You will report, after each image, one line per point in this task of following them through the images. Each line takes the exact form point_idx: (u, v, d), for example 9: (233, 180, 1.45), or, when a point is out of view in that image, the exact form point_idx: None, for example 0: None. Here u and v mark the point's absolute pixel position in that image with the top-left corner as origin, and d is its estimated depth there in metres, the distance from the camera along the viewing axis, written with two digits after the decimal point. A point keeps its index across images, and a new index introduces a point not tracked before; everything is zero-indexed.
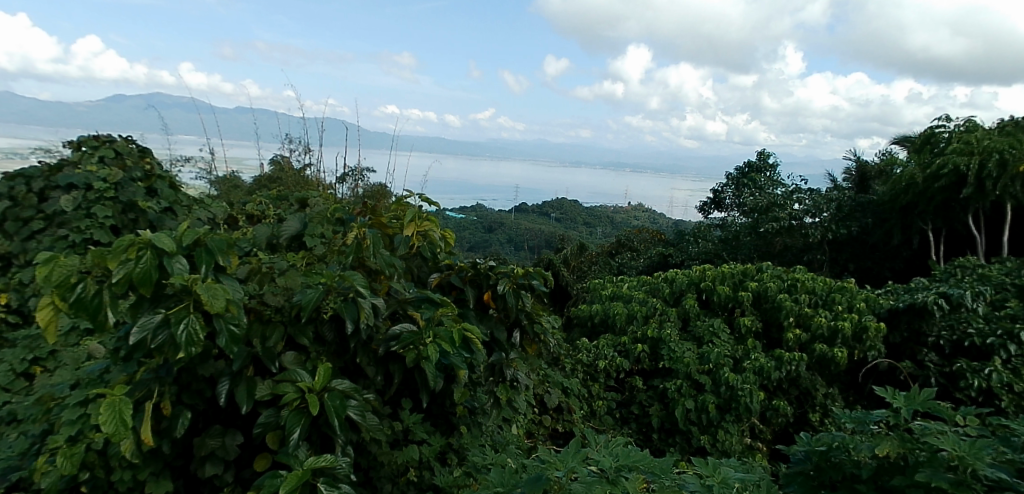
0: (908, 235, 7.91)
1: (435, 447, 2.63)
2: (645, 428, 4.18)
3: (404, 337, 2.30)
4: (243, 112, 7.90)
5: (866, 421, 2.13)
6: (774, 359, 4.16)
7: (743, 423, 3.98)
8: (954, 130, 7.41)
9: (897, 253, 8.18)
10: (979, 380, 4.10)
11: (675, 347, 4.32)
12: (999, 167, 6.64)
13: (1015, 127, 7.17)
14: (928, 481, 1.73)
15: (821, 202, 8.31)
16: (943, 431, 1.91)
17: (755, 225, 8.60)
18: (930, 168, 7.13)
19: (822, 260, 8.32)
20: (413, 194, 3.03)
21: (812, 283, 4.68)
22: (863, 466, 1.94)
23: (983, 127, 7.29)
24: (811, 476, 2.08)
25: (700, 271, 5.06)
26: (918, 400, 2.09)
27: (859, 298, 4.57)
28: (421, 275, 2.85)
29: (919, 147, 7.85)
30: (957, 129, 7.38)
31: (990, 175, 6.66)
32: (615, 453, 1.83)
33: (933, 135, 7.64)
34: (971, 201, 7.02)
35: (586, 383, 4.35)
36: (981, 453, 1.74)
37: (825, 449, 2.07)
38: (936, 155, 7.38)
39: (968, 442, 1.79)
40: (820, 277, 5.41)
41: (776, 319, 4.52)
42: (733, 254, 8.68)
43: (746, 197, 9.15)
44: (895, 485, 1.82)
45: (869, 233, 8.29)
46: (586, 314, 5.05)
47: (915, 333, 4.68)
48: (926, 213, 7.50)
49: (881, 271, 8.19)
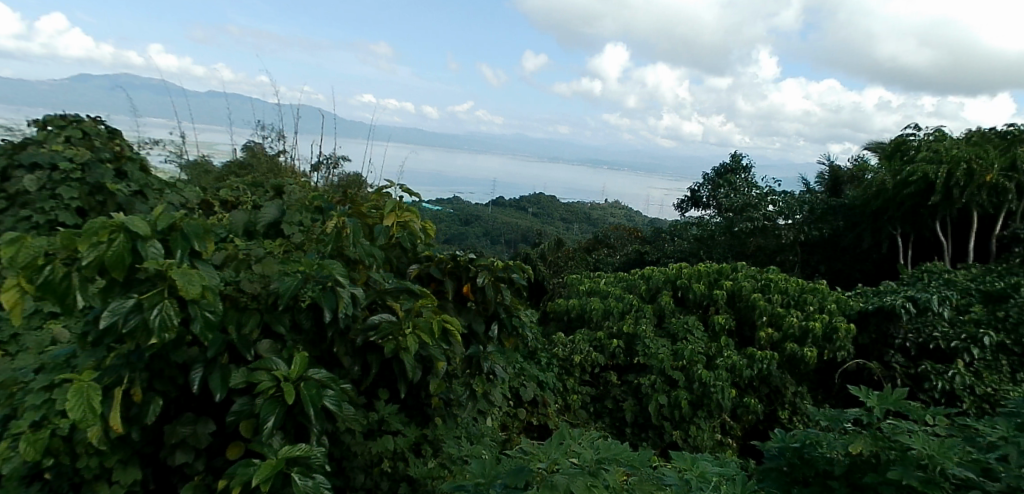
0: (878, 239, 8.08)
1: (410, 438, 2.59)
2: (618, 423, 4.22)
3: (383, 327, 2.27)
4: (216, 97, 7.80)
5: (840, 418, 2.28)
6: (747, 357, 4.22)
7: (714, 419, 4.05)
8: (923, 139, 7.62)
9: (867, 256, 8.35)
10: (943, 382, 4.23)
11: (650, 343, 4.35)
12: (967, 175, 6.82)
13: (980, 137, 7.38)
14: (900, 478, 1.95)
15: (794, 205, 8.62)
16: (911, 430, 2.13)
17: (730, 225, 8.76)
18: (900, 175, 7.30)
19: (794, 261, 8.44)
20: (394, 185, 3.01)
21: (785, 283, 4.75)
22: (836, 463, 2.16)
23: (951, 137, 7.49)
24: (785, 471, 2.30)
25: (676, 268, 5.10)
26: (891, 400, 2.22)
27: (830, 300, 4.66)
28: (400, 266, 2.82)
29: (890, 153, 8.03)
30: (927, 138, 7.58)
31: (958, 183, 6.83)
32: (596, 447, 1.89)
33: (904, 143, 7.83)
34: (938, 208, 7.16)
35: (561, 377, 4.38)
36: (949, 452, 1.96)
37: (799, 445, 2.30)
38: (906, 162, 7.56)
39: (938, 442, 2.02)
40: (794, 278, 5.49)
41: (749, 318, 4.59)
42: (709, 252, 8.75)
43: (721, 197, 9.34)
44: (868, 481, 2.04)
45: (840, 236, 8.45)
46: (562, 308, 5.07)
47: (882, 335, 4.79)
48: (895, 218, 7.68)
49: (851, 273, 8.34)
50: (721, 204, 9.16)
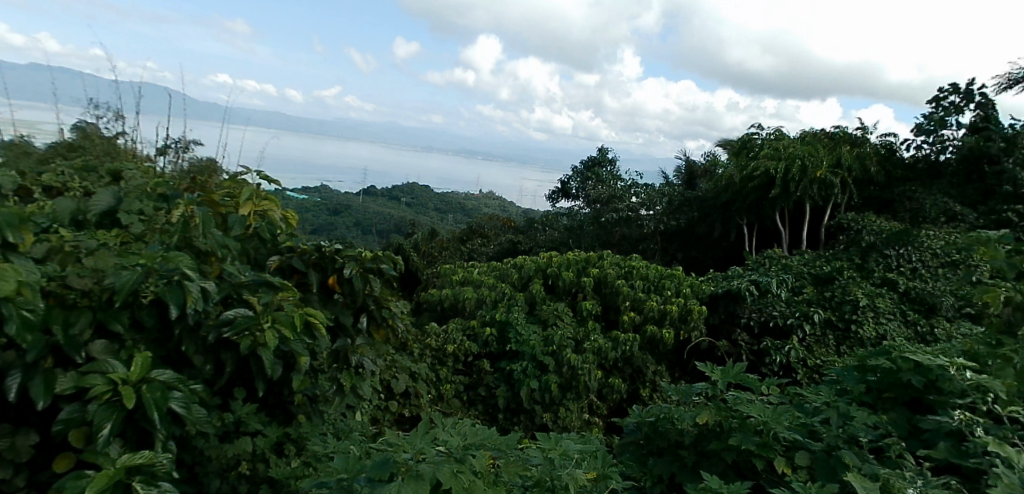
0: (727, 229, 8.76)
1: (271, 438, 2.47)
2: (491, 409, 4.30)
3: (238, 322, 2.14)
4: (38, 72, 6.99)
5: (689, 393, 2.50)
6: (611, 340, 4.46)
7: (581, 400, 4.23)
8: (765, 137, 8.42)
9: (717, 244, 9.00)
10: (781, 356, 4.69)
11: (522, 330, 4.46)
12: (801, 172, 7.68)
13: (812, 137, 8.29)
14: (739, 444, 2.20)
15: (654, 197, 9.25)
16: (749, 399, 2.38)
17: (597, 216, 9.45)
18: (747, 170, 8.03)
19: (654, 249, 8.99)
20: (251, 172, 2.85)
21: (646, 270, 5.07)
22: (686, 433, 2.36)
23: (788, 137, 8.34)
24: (642, 443, 2.51)
25: (547, 257, 5.28)
26: (731, 373, 2.43)
27: (685, 284, 5.03)
28: (258, 258, 2.68)
29: (738, 151, 8.76)
30: (768, 137, 8.39)
31: (794, 178, 7.64)
32: (462, 433, 1.93)
33: (750, 141, 8.59)
34: (778, 200, 7.86)
35: (434, 367, 4.37)
36: (780, 417, 2.22)
37: (654, 420, 2.49)
38: (751, 159, 8.29)
39: (770, 410, 2.29)
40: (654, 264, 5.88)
41: (614, 303, 4.84)
42: (578, 241, 9.28)
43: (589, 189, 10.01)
44: (713, 448, 2.26)
45: (695, 226, 9.08)
46: (436, 299, 5.06)
47: (731, 315, 5.29)
48: (742, 209, 8.38)
49: (704, 260, 8.97)
50: (590, 196, 9.81)
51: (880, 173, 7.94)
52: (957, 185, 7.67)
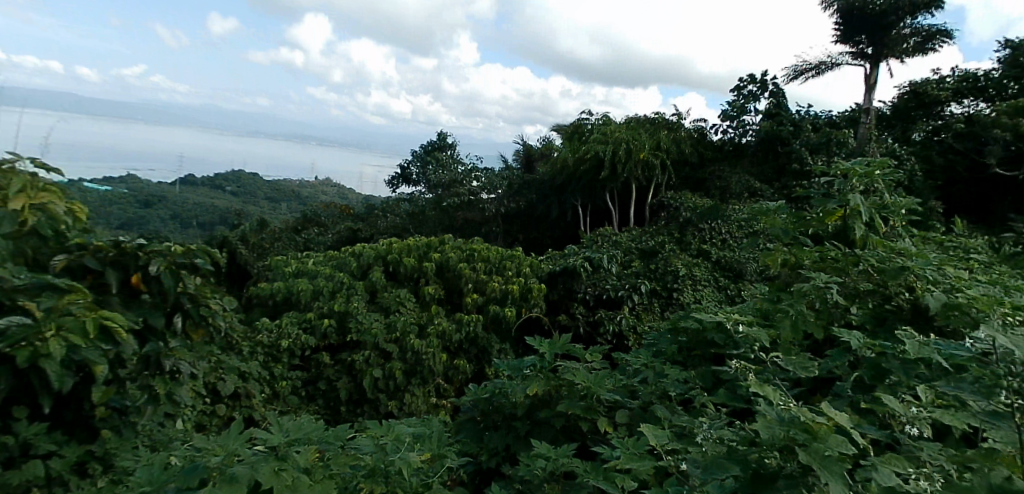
0: (563, 210, 9.26)
1: (70, 458, 2.23)
2: (332, 402, 4.24)
3: (11, 333, 1.87)
4: None
5: (520, 367, 2.61)
6: (455, 322, 4.53)
7: (427, 384, 4.27)
8: (595, 122, 8.96)
9: (555, 224, 9.47)
10: (614, 326, 5.06)
11: (363, 319, 4.39)
12: (627, 154, 8.25)
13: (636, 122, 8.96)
14: (565, 409, 2.39)
15: (495, 181, 9.67)
16: (577, 368, 2.55)
17: (439, 201, 9.69)
18: (578, 152, 8.58)
19: (496, 232, 9.37)
20: (24, 159, 2.48)
21: (487, 252, 5.20)
22: (518, 405, 2.47)
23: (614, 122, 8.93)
24: (478, 420, 2.58)
25: (387, 244, 5.19)
26: (558, 345, 2.60)
27: (525, 264, 5.22)
28: (40, 259, 2.35)
29: (569, 136, 9.24)
30: (597, 122, 8.93)
31: (621, 160, 8.21)
32: (285, 429, 1.86)
33: (581, 126, 9.14)
34: (609, 181, 8.40)
35: (267, 365, 4.18)
36: (601, 382, 2.45)
37: (489, 396, 2.57)
38: (582, 142, 8.84)
39: (593, 376, 2.49)
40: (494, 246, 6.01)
41: (457, 286, 4.92)
42: (419, 227, 9.57)
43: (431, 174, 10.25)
44: (543, 417, 2.43)
45: (534, 208, 9.53)
46: (267, 292, 4.80)
47: (568, 291, 5.58)
48: (576, 191, 8.88)
49: (543, 240, 9.40)
50: (432, 181, 10.07)
51: (694, 154, 8.81)
52: (756, 164, 8.74)
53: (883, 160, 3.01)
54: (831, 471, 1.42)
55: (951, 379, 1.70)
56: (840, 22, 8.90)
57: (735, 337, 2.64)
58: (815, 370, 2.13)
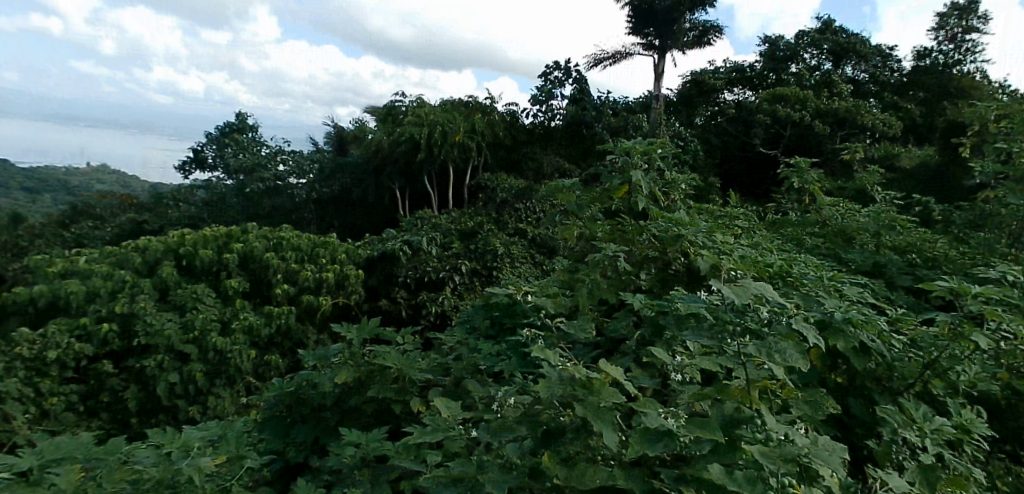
0: (380, 193, 9.86)
1: None
2: (121, 415, 4.21)
3: None
4: None
5: (327, 357, 2.60)
6: (264, 316, 4.67)
7: (234, 385, 4.44)
8: (408, 105, 9.44)
9: (372, 209, 10.23)
10: (437, 306, 5.15)
11: (152, 320, 4.28)
12: (443, 136, 8.76)
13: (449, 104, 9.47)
14: (379, 394, 2.39)
15: (304, 167, 10.39)
16: (390, 351, 2.55)
17: (241, 186, 10.20)
18: (395, 134, 9.00)
19: (308, 217, 10.09)
20: None
21: (297, 240, 5.36)
22: (329, 395, 2.44)
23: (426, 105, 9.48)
24: (284, 415, 2.51)
25: (179, 236, 4.99)
26: (365, 329, 2.61)
27: (340, 251, 5.51)
28: None
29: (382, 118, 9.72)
30: (410, 104, 9.42)
31: (437, 142, 8.73)
32: (41, 451, 1.79)
33: (395, 108, 9.58)
34: (423, 163, 9.09)
35: (32, 382, 3.95)
36: (413, 362, 2.46)
37: (295, 389, 2.52)
38: (397, 125, 9.34)
39: (405, 357, 2.49)
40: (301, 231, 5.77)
41: (264, 277, 4.97)
42: (218, 215, 9.90)
43: (228, 157, 10.30)
44: (354, 404, 2.41)
45: (349, 192, 10.16)
46: (25, 298, 4.38)
47: (387, 276, 5.66)
48: (392, 173, 9.52)
49: (359, 225, 10.16)
50: (229, 165, 10.26)
51: (507, 137, 9.27)
52: (566, 147, 9.38)
53: (658, 141, 3.39)
54: (604, 420, 1.58)
55: (695, 328, 1.97)
56: (630, 14, 9.76)
57: (532, 308, 2.83)
58: (593, 331, 2.24)
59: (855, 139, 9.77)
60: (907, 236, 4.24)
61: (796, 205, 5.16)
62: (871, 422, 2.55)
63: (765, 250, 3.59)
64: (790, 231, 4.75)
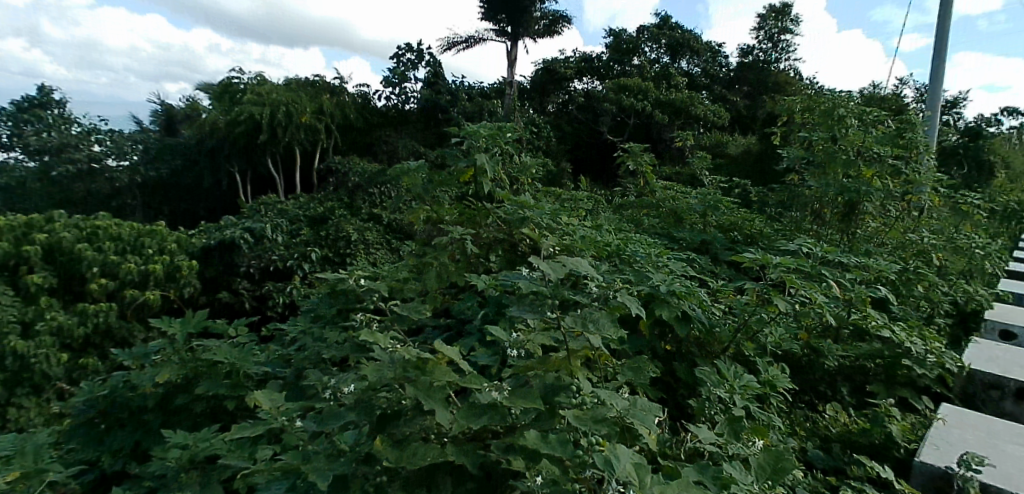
0: (218, 177, 9.91)
1: None
2: None
3: None
4: None
5: (146, 354, 2.48)
6: (78, 315, 4.36)
7: (44, 393, 4.00)
8: (247, 83, 9.45)
9: (210, 194, 10.32)
10: (285, 297, 5.11)
11: None
12: (287, 117, 8.99)
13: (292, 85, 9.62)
14: (208, 391, 2.28)
15: (123, 148, 9.90)
16: (217, 344, 2.47)
17: (46, 169, 9.30)
18: (232, 115, 8.96)
19: (132, 204, 9.91)
20: None
21: (118, 230, 5.04)
22: (149, 396, 2.31)
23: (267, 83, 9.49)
24: (98, 421, 2.33)
25: None
26: (191, 323, 2.51)
27: (169, 241, 5.30)
28: None
29: (217, 95, 9.54)
30: (250, 82, 9.42)
31: (280, 123, 8.90)
32: None
33: (230, 86, 9.56)
34: (266, 146, 9.15)
35: None
36: (246, 356, 2.37)
37: (108, 393, 2.35)
38: (233, 104, 9.35)
39: (238, 350, 2.40)
40: (125, 222, 5.30)
41: (76, 272, 4.63)
42: (20, 203, 9.02)
43: (30, 136, 9.37)
44: (180, 403, 2.29)
45: (180, 176, 10.19)
46: None
47: (227, 266, 5.75)
48: (232, 156, 9.54)
49: (195, 211, 10.40)
50: (32, 145, 9.35)
51: (358, 119, 9.85)
52: (420, 131, 9.96)
53: (503, 125, 3.48)
54: (435, 398, 1.61)
55: (520, 303, 2.09)
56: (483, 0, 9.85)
57: (366, 291, 2.83)
58: (427, 311, 2.29)
59: (690, 128, 10.78)
60: (731, 215, 4.61)
61: (635, 187, 5.57)
62: (692, 383, 2.81)
63: (605, 231, 3.83)
64: (631, 212, 5.13)
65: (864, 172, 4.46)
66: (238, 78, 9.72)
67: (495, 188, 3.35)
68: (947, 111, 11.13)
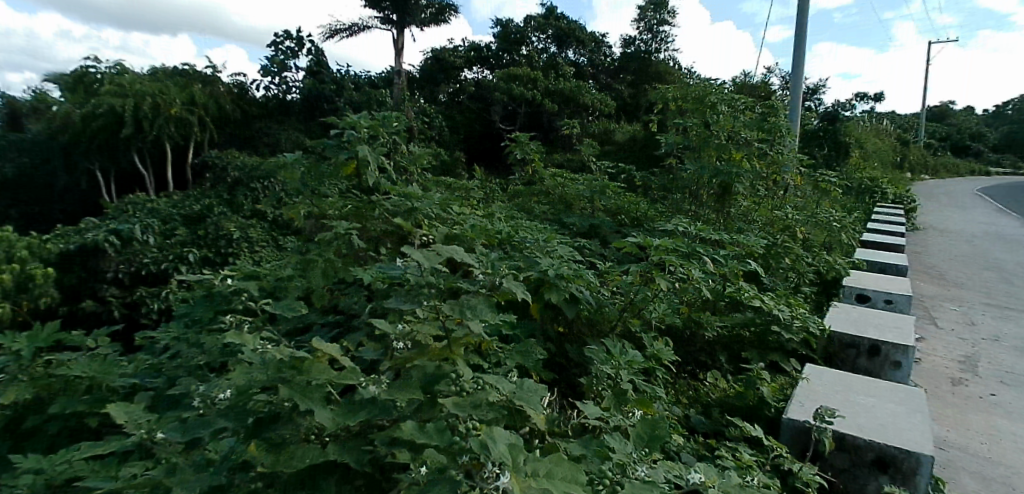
0: (75, 177, 9.13)
1: None
2: None
3: None
4: None
5: None
6: None
7: None
8: (105, 71, 8.63)
9: (67, 194, 9.35)
10: (157, 302, 4.84)
11: None
12: (153, 109, 8.35)
13: (159, 74, 8.96)
14: (65, 409, 2.12)
15: None
16: (72, 358, 2.34)
17: None
18: (89, 107, 8.22)
19: None
20: None
21: None
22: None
23: (129, 71, 8.76)
24: None
25: None
26: (41, 337, 2.34)
27: (19, 248, 4.85)
28: None
29: (71, 86, 8.72)
30: (108, 71, 8.62)
31: (146, 115, 8.27)
32: None
33: (87, 75, 8.69)
34: (132, 140, 8.46)
35: None
36: (109, 369, 2.27)
37: None
38: (89, 96, 8.61)
39: (100, 364, 2.27)
40: None
41: None
42: None
43: None
44: (30, 425, 2.14)
45: (31, 176, 9.32)
46: None
47: (91, 272, 5.25)
48: (92, 151, 8.71)
49: (51, 213, 9.27)
50: None
51: (235, 111, 9.49)
52: (303, 121, 9.85)
53: (386, 115, 3.43)
54: (312, 398, 1.57)
55: (400, 295, 2.10)
56: None
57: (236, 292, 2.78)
58: (300, 309, 2.35)
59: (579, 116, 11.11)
60: (617, 199, 4.76)
61: (525, 176, 5.71)
62: (582, 361, 2.90)
63: (496, 219, 3.87)
64: (522, 200, 5.23)
65: (734, 154, 4.79)
66: (95, 66, 8.88)
67: (381, 179, 3.29)
68: (808, 97, 12.18)
